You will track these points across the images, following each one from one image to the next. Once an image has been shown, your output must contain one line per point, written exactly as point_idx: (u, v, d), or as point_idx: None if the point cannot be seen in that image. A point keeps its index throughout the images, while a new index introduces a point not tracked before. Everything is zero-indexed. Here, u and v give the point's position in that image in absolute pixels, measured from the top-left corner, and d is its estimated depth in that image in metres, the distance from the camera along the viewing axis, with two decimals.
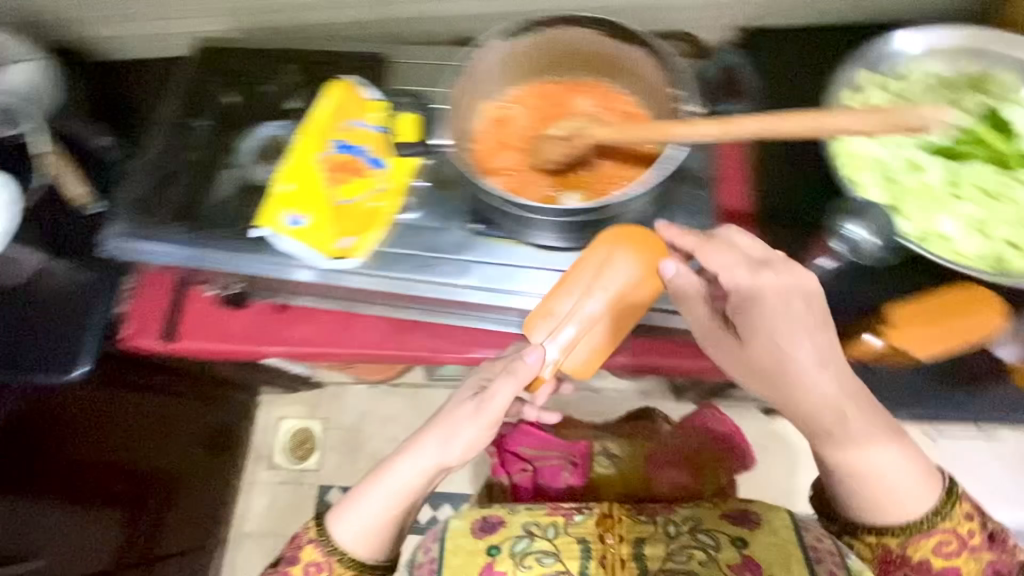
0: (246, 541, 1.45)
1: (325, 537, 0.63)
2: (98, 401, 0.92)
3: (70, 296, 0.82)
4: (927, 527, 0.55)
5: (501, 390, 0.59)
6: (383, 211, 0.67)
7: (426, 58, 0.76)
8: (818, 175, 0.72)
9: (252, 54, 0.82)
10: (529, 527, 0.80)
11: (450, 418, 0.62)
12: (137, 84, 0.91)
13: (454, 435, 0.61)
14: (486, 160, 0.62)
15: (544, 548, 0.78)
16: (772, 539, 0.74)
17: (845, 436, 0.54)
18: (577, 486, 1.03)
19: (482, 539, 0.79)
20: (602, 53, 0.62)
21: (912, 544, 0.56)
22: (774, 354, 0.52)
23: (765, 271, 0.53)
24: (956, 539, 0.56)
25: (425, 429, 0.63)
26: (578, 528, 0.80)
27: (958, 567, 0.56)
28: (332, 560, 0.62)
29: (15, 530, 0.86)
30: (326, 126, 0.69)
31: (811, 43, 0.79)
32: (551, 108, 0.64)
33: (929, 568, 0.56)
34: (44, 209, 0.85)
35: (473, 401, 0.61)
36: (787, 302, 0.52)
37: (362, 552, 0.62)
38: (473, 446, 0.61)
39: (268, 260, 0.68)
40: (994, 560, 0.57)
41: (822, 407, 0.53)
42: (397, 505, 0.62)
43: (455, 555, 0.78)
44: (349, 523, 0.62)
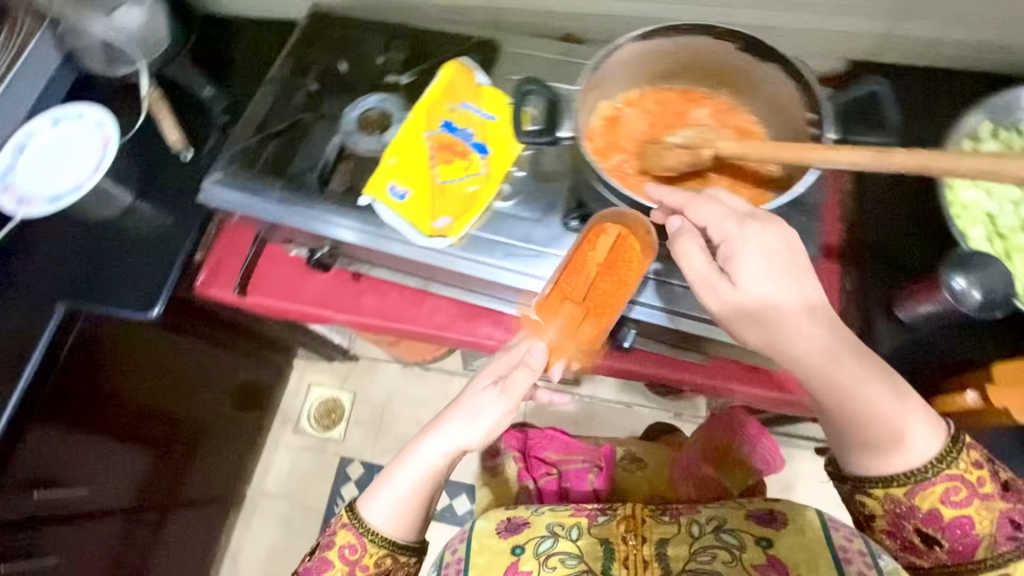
0: (262, 502, 1.46)
1: (357, 518, 0.62)
2: (166, 345, 0.96)
3: (151, 238, 0.82)
4: (931, 475, 0.51)
5: (522, 374, 0.57)
6: (481, 195, 0.67)
7: (538, 50, 0.76)
8: (916, 220, 0.72)
9: (365, 24, 0.82)
10: (553, 527, 0.71)
11: (472, 400, 0.59)
12: (240, 36, 0.91)
13: (478, 416, 0.59)
14: (600, 156, 0.62)
15: (568, 549, 0.69)
16: (802, 539, 0.64)
17: (835, 382, 0.52)
18: (604, 485, 0.84)
19: (507, 540, 0.71)
20: (733, 66, 0.61)
21: (920, 494, 0.52)
22: (763, 296, 0.51)
23: (754, 221, 0.52)
24: (965, 487, 0.52)
25: (445, 412, 0.60)
26: (602, 529, 0.70)
27: (970, 515, 0.52)
28: (366, 540, 0.61)
29: (71, 458, 0.87)
30: (438, 106, 0.71)
31: (922, 89, 0.78)
32: (669, 114, 0.64)
33: (937, 517, 0.53)
34: (137, 148, 0.86)
35: (496, 387, 0.59)
36: (772, 249, 0.52)
37: (394, 531, 0.61)
38: (497, 428, 0.59)
39: (361, 227, 0.68)
40: (1009, 510, 0.52)
41: (808, 351, 0.52)
42: (422, 484, 0.61)
43: (479, 555, 0.70)
44: (378, 502, 0.61)
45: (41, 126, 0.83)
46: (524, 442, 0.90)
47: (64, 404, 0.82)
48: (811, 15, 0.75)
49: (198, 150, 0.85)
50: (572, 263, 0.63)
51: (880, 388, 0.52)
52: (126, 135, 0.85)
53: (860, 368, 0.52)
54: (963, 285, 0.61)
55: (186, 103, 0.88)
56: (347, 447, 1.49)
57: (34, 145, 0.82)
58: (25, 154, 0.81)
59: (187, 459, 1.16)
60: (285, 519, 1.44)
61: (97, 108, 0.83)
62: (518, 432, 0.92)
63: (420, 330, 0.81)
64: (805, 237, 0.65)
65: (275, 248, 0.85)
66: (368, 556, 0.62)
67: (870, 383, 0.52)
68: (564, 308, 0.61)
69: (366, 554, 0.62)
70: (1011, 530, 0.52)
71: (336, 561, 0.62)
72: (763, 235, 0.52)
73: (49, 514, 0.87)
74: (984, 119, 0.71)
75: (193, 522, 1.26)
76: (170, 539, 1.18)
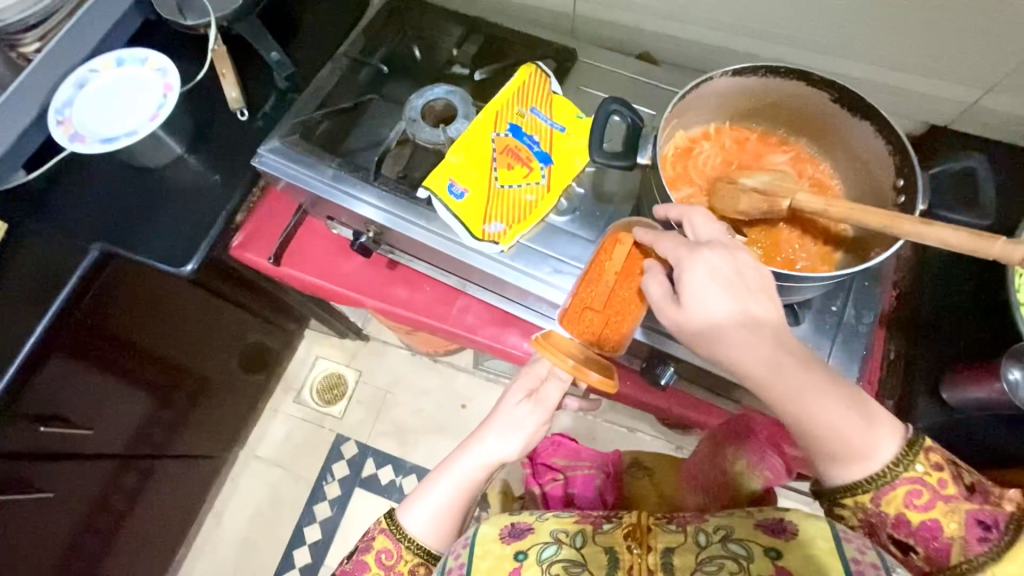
0: (253, 465, 1.45)
1: (396, 526, 0.62)
2: (190, 297, 0.95)
3: (196, 193, 0.81)
4: (892, 479, 0.48)
5: (555, 387, 0.61)
6: (538, 206, 0.65)
7: (614, 66, 0.74)
8: (977, 299, 0.70)
9: (444, 11, 0.81)
10: (557, 533, 0.61)
11: (508, 413, 0.62)
12: (313, 3, 0.90)
13: (514, 427, 0.62)
14: (669, 185, 0.61)
15: (572, 557, 0.58)
16: (816, 554, 0.49)
17: (780, 399, 0.48)
18: (611, 493, 0.78)
19: (511, 544, 0.60)
20: (821, 116, 0.60)
21: (884, 498, 0.49)
22: (703, 318, 0.48)
23: (707, 246, 0.49)
24: (927, 490, 0.48)
25: (481, 426, 0.63)
26: (606, 537, 0.59)
27: (936, 518, 0.49)
28: (402, 547, 0.61)
29: (81, 395, 0.87)
30: (508, 107, 0.70)
31: (1002, 165, 0.75)
32: (744, 154, 0.64)
33: (905, 523, 0.49)
34: (197, 101, 0.85)
35: (530, 400, 0.62)
36: (720, 276, 0.48)
37: (431, 539, 0.62)
38: (531, 438, 0.63)
39: (413, 222, 0.67)
40: (977, 510, 0.48)
41: (752, 369, 0.48)
42: (462, 493, 0.62)
43: (481, 561, 0.58)
44: (417, 511, 0.62)
45: (103, 65, 0.78)
46: None
47: (82, 341, 0.81)
48: (899, 75, 0.73)
49: (254, 112, 0.85)
50: (597, 271, 0.58)
51: (832, 402, 0.48)
52: (186, 85, 0.84)
53: (818, 379, 0.48)
54: (1018, 377, 0.61)
55: (251, 63, 0.87)
56: (345, 425, 1.48)
57: (94, 83, 0.77)
58: (84, 92, 0.77)
59: (186, 411, 1.15)
60: (274, 486, 1.43)
61: (160, 54, 0.78)
62: None
63: (449, 329, 0.80)
64: (863, 302, 0.63)
65: (315, 221, 0.84)
66: (402, 563, 0.62)
67: (822, 401, 0.47)
68: (589, 322, 0.56)
69: (401, 560, 0.61)
70: (981, 532, 0.48)
71: (373, 565, 0.61)
72: (715, 260, 0.48)
73: (51, 448, 0.86)
74: None
75: (183, 476, 1.25)
76: (160, 488, 1.18)
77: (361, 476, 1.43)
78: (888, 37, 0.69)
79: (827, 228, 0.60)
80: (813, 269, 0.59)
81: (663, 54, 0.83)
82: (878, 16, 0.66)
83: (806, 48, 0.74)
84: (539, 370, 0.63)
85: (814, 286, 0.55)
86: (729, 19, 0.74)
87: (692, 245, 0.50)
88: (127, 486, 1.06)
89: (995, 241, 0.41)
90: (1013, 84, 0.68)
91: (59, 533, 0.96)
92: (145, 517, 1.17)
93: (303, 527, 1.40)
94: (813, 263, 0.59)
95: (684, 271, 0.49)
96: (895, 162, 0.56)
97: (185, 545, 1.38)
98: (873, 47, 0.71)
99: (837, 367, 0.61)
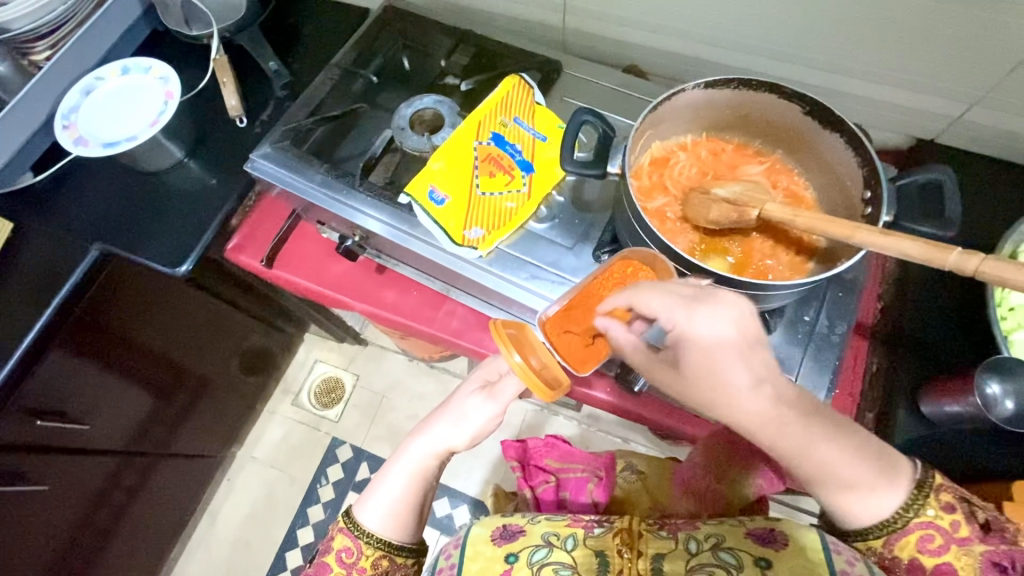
0: (249, 466, 1.47)
1: (353, 523, 0.61)
2: (186, 298, 0.97)
3: (194, 196, 0.83)
4: (903, 524, 0.49)
5: (510, 382, 0.62)
6: (518, 213, 0.67)
7: (599, 78, 0.76)
8: (955, 314, 0.70)
9: (436, 25, 0.83)
10: (549, 536, 0.63)
11: (461, 403, 0.63)
12: (313, 16, 0.94)
13: (465, 418, 0.62)
14: (641, 195, 0.62)
15: (563, 560, 0.60)
16: (804, 562, 0.52)
17: (792, 452, 0.49)
18: (604, 497, 0.77)
19: (502, 546, 0.63)
20: (795, 129, 0.61)
21: (896, 543, 0.49)
22: (708, 380, 0.48)
23: (702, 302, 0.48)
24: (939, 534, 0.48)
25: (434, 414, 0.64)
26: (597, 540, 0.61)
27: (951, 562, 0.48)
28: (362, 542, 0.61)
29: (83, 391, 0.90)
30: (491, 116, 0.72)
31: (983, 181, 0.76)
32: (720, 165, 0.65)
33: (921, 568, 0.49)
34: (199, 108, 0.88)
35: (483, 391, 0.63)
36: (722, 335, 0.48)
37: (391, 532, 0.61)
38: (482, 431, 0.62)
39: (409, 240, 0.69)
40: (991, 552, 0.47)
41: (762, 425, 0.49)
42: (416, 484, 0.62)
43: (472, 562, 0.62)
44: (375, 504, 0.61)
45: (110, 73, 0.82)
46: (522, 452, 0.85)
47: (85, 338, 0.84)
48: (883, 88, 0.74)
49: (253, 119, 0.87)
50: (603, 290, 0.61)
51: (838, 454, 0.48)
52: (189, 93, 0.87)
53: (817, 430, 0.49)
54: (998, 392, 0.61)
55: (251, 71, 0.90)
56: (340, 428, 1.49)
57: (99, 91, 0.80)
58: (90, 98, 0.80)
59: (185, 412, 1.18)
60: (269, 487, 1.45)
61: (164, 63, 0.82)
62: (516, 443, 0.87)
63: (434, 332, 0.81)
64: (838, 312, 0.63)
65: (307, 225, 0.86)
66: (364, 559, 0.61)
67: (826, 453, 0.48)
68: (564, 340, 0.60)
69: (362, 557, 0.61)
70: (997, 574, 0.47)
71: (334, 566, 0.61)
72: (713, 314, 0.48)
73: (49, 443, 0.88)
74: None
75: (179, 475, 1.26)
76: (157, 487, 1.20)
77: (355, 480, 1.44)
78: (868, 53, 0.70)
79: (800, 238, 0.61)
80: (784, 277, 0.60)
81: (651, 66, 0.84)
82: (860, 30, 0.67)
83: (791, 62, 0.75)
84: (497, 369, 0.65)
85: (785, 293, 0.55)
86: (713, 33, 0.75)
87: (690, 307, 0.49)
88: (124, 484, 1.09)
89: (952, 251, 0.42)
90: (999, 97, 0.68)
91: (58, 528, 0.98)
92: (142, 514, 1.19)
93: (296, 530, 1.40)
94: (787, 272, 0.60)
95: (687, 329, 0.49)
96: (864, 174, 0.57)
97: (179, 543, 1.39)
98: (854, 62, 0.72)
99: (808, 377, 0.61)
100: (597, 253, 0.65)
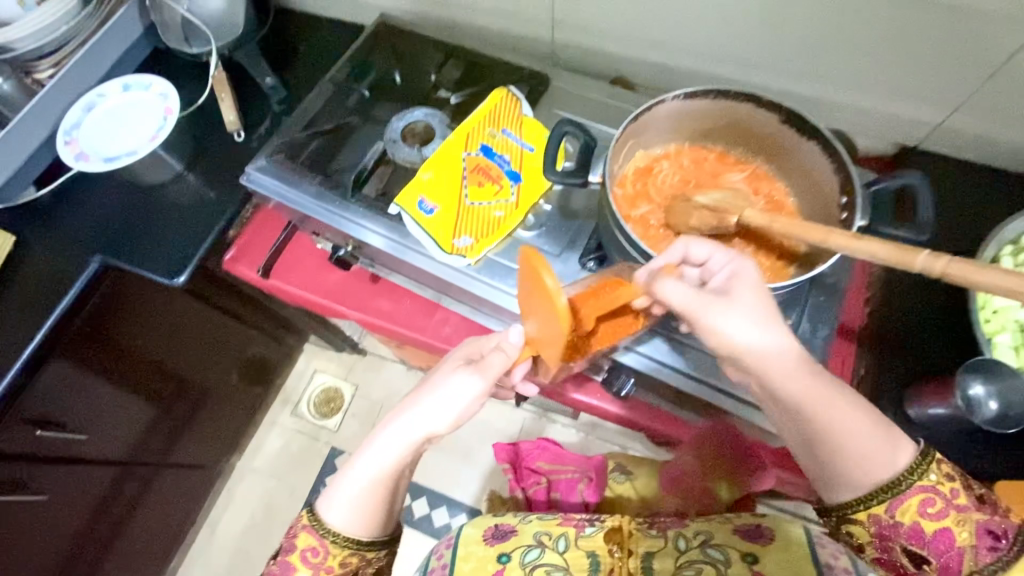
0: (249, 476, 1.47)
1: (319, 521, 0.56)
2: (185, 309, 0.98)
3: (192, 209, 0.85)
4: (906, 486, 0.46)
5: (498, 355, 0.58)
6: (506, 221, 0.69)
7: (586, 90, 0.78)
8: (939, 317, 0.71)
9: (427, 41, 0.86)
10: (540, 536, 0.64)
11: (445, 379, 0.58)
12: (308, 34, 0.96)
13: (448, 395, 0.57)
14: (625, 203, 0.64)
15: (555, 562, 0.61)
16: (790, 558, 0.53)
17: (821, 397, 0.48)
18: (593, 496, 0.79)
19: (494, 546, 0.63)
20: (774, 137, 0.62)
21: (897, 508, 0.47)
22: (761, 302, 0.50)
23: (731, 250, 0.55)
24: (939, 498, 0.46)
25: (416, 392, 0.58)
26: (588, 541, 0.62)
27: (948, 528, 0.46)
28: (328, 542, 0.56)
29: (82, 401, 0.90)
30: (480, 128, 0.74)
31: (963, 187, 0.78)
32: (702, 173, 0.66)
33: (919, 533, 0.47)
34: (197, 124, 0.90)
35: (469, 366, 0.58)
36: (746, 325, 0.49)
37: (357, 529, 0.56)
38: (466, 412, 0.57)
39: (404, 250, 0.70)
40: (988, 520, 0.45)
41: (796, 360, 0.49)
42: (391, 473, 0.56)
43: (464, 563, 0.62)
44: (339, 500, 0.56)
45: (111, 89, 0.85)
46: (515, 455, 0.90)
47: (83, 349, 0.84)
48: (865, 96, 0.75)
49: (250, 133, 0.89)
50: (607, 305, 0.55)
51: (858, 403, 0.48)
52: (189, 109, 0.89)
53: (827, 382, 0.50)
54: (981, 394, 0.62)
55: (248, 87, 0.92)
56: (339, 438, 1.50)
57: (100, 107, 0.84)
58: (92, 114, 0.84)
59: (185, 422, 1.18)
60: (268, 497, 1.45)
61: (164, 80, 0.86)
62: (508, 446, 0.92)
63: (427, 340, 0.82)
64: (821, 316, 0.65)
65: (303, 236, 0.88)
66: (331, 558, 0.56)
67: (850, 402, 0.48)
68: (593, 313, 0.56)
69: (330, 556, 0.56)
70: (991, 542, 0.45)
71: (299, 565, 0.56)
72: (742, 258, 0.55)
73: (49, 453, 0.89)
74: None
75: (178, 485, 1.26)
76: (157, 497, 1.20)
77: None
78: (849, 62, 0.71)
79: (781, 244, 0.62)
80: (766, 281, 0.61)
81: (639, 77, 0.86)
82: (839, 39, 0.69)
83: (774, 72, 0.77)
84: (483, 346, 0.61)
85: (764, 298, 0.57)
86: (697, 45, 0.77)
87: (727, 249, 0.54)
88: (123, 494, 1.09)
89: (920, 253, 0.44)
90: (977, 103, 0.70)
91: (58, 538, 0.98)
92: (141, 525, 1.19)
93: None
94: (768, 277, 0.61)
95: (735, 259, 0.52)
96: (839, 179, 0.58)
97: (178, 555, 1.39)
98: (835, 71, 0.73)
99: None
100: (583, 260, 0.66)
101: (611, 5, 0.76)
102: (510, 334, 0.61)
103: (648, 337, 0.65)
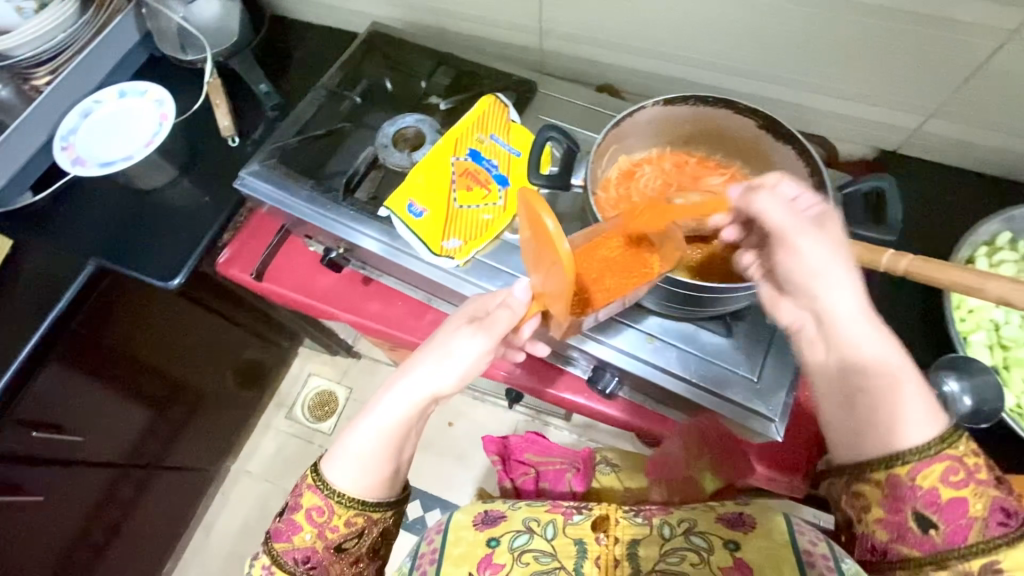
0: (243, 479, 1.48)
1: (322, 481, 0.55)
2: (179, 311, 0.99)
3: (187, 212, 0.86)
4: (936, 452, 0.44)
5: (503, 313, 0.55)
6: (494, 223, 0.70)
7: (573, 96, 0.80)
8: (916, 316, 0.73)
9: (417, 48, 0.88)
10: (529, 522, 0.65)
11: (448, 338, 0.55)
12: (302, 42, 0.98)
13: (453, 354, 0.55)
14: (608, 206, 0.65)
15: (544, 547, 0.63)
16: (770, 544, 0.56)
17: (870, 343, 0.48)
18: (581, 486, 0.79)
19: (483, 531, 0.65)
20: (751, 141, 0.65)
21: (918, 473, 0.45)
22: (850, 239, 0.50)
23: None
24: (963, 468, 0.44)
25: (419, 351, 0.56)
26: (576, 528, 0.64)
27: (966, 500, 0.44)
28: (332, 502, 0.54)
29: (80, 402, 0.91)
30: (468, 133, 0.76)
31: (940, 190, 0.80)
32: (684, 177, 0.68)
33: (933, 500, 0.45)
34: (191, 129, 0.91)
35: (473, 325, 0.55)
36: (826, 256, 0.49)
37: (363, 489, 0.54)
38: (472, 370, 0.55)
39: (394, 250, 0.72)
40: (1005, 500, 0.44)
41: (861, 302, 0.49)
42: (398, 430, 0.54)
43: (455, 547, 0.64)
44: (346, 459, 0.54)
45: (108, 96, 0.87)
46: (504, 447, 0.88)
47: (78, 351, 0.85)
48: (843, 102, 0.77)
49: (244, 138, 0.91)
50: (604, 264, 0.59)
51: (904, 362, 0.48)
52: (184, 116, 0.91)
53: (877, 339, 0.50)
54: (956, 389, 0.62)
55: (242, 94, 0.94)
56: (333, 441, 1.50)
57: (97, 113, 0.86)
58: (89, 120, 0.85)
59: (181, 425, 1.20)
60: (263, 500, 1.46)
61: (159, 88, 0.88)
62: (497, 438, 0.90)
63: (418, 341, 0.84)
64: None
65: (296, 239, 0.89)
66: (336, 518, 0.55)
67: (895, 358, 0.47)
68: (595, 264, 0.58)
69: (335, 516, 0.55)
70: (1004, 518, 0.43)
71: (303, 524, 0.55)
72: None
73: (46, 454, 0.90)
74: (1001, 229, 0.74)
75: (173, 487, 1.27)
76: (152, 499, 1.21)
77: None
78: (826, 69, 0.74)
79: None
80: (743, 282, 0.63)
81: (626, 84, 0.88)
82: (816, 48, 0.71)
83: (756, 78, 0.79)
84: (487, 304, 0.58)
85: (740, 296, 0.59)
86: (680, 53, 0.79)
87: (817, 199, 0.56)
88: (119, 497, 1.10)
89: (884, 253, 0.49)
90: (951, 109, 0.72)
91: (53, 540, 0.99)
92: (136, 527, 1.20)
93: None
94: None
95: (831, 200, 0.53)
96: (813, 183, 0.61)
97: (173, 557, 1.39)
98: (813, 78, 0.76)
99: (769, 379, 0.64)
100: None
101: (595, 14, 0.78)
102: (516, 289, 0.58)
103: (629, 334, 0.67)
